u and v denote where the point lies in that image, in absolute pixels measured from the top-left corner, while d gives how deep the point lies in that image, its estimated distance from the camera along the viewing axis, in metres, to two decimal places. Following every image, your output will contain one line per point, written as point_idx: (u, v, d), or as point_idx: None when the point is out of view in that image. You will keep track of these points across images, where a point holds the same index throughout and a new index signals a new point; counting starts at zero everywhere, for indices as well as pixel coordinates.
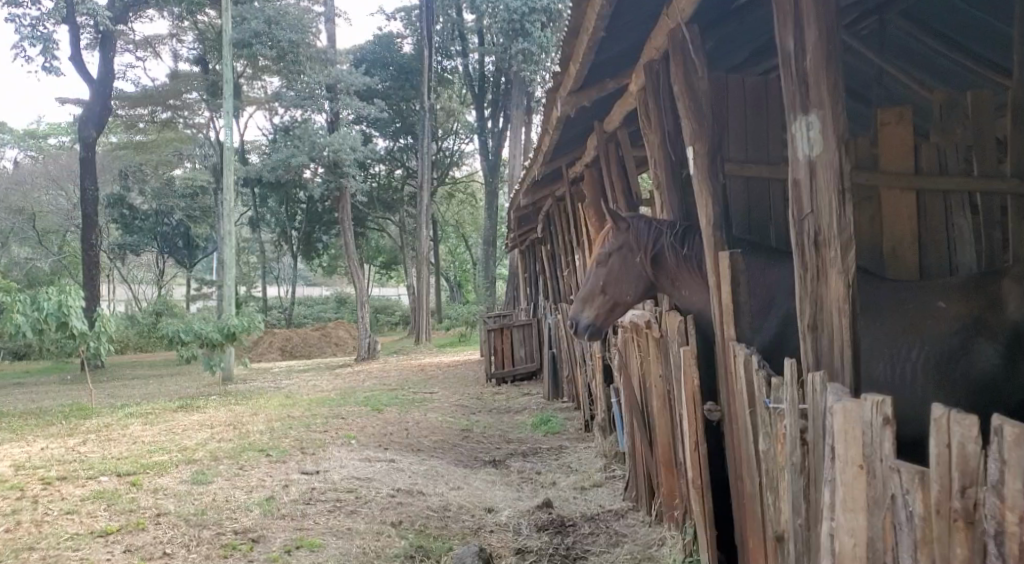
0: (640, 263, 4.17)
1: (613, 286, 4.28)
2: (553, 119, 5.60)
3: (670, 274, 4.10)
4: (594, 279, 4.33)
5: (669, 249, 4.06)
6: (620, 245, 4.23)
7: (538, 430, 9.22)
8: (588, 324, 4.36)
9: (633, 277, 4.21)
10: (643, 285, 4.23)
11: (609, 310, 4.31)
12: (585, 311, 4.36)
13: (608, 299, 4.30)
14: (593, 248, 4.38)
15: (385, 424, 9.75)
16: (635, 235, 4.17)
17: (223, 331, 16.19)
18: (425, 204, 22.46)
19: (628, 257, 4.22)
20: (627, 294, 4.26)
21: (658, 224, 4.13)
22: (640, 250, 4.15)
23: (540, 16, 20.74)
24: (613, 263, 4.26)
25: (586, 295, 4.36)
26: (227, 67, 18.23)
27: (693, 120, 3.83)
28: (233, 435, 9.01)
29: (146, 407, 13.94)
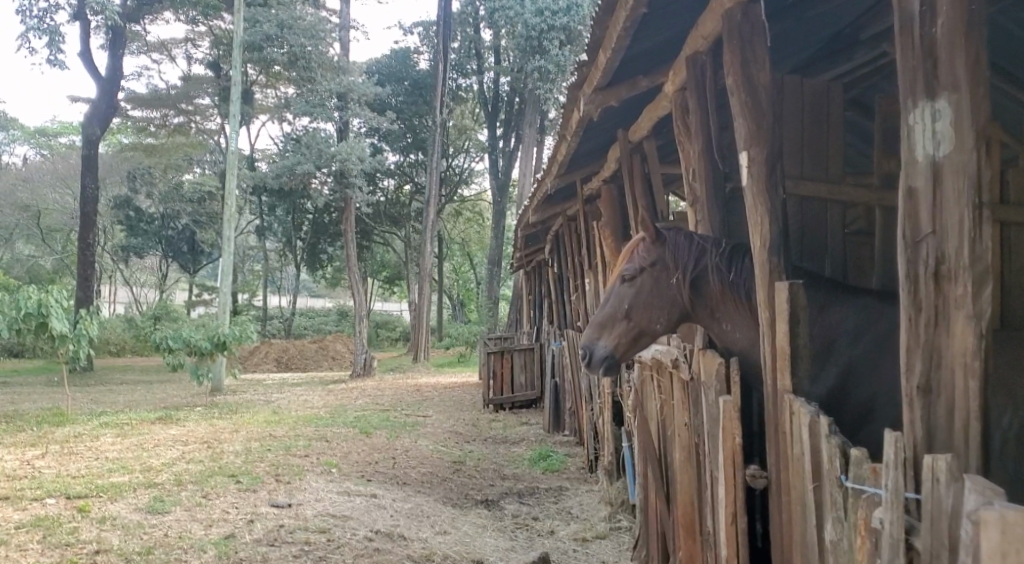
0: (674, 285, 3.47)
1: (640, 313, 3.53)
2: (574, 123, 4.92)
3: (713, 302, 3.41)
4: (616, 300, 3.58)
5: (712, 270, 3.39)
6: (650, 262, 3.52)
7: (536, 467, 8.48)
8: (603, 355, 3.57)
9: (665, 303, 3.50)
10: (676, 313, 3.51)
11: (630, 340, 3.55)
12: (599, 339, 3.59)
13: (632, 328, 3.54)
14: (616, 266, 3.65)
15: (372, 451, 9.01)
16: (673, 250, 3.47)
17: (213, 340, 15.48)
18: (432, 221, 21.76)
19: (659, 276, 3.51)
20: (656, 323, 3.52)
21: (700, 240, 3.45)
22: (679, 268, 3.44)
23: (559, 33, 19.96)
24: (642, 279, 3.53)
25: (602, 320, 3.60)
26: (236, 70, 17.64)
27: (751, 116, 3.15)
28: (207, 455, 8.29)
29: (125, 417, 13.24)
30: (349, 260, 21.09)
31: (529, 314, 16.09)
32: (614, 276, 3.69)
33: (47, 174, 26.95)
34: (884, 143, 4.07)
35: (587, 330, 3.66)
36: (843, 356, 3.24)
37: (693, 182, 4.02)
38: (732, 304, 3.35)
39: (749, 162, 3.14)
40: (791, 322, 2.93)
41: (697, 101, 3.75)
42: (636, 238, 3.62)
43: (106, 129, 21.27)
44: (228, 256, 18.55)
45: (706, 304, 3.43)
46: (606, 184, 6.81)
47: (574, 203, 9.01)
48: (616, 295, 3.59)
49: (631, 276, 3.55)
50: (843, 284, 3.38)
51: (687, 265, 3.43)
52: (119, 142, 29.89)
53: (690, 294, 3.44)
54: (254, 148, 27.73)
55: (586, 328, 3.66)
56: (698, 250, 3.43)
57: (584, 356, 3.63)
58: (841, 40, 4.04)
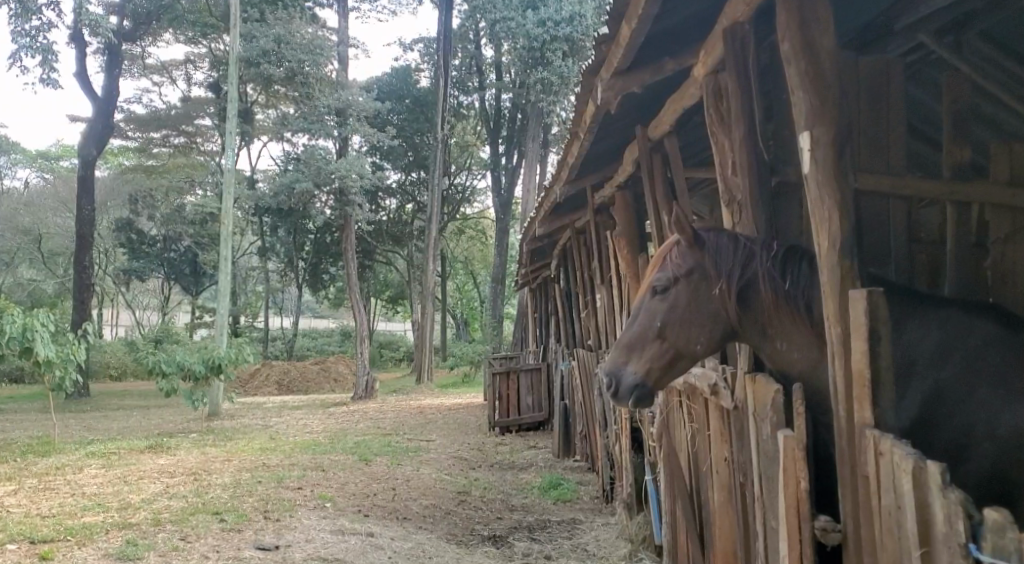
0: (716, 296, 2.85)
1: (676, 331, 2.91)
2: (587, 117, 4.41)
3: (763, 316, 2.79)
4: (647, 317, 2.96)
5: (762, 277, 2.78)
6: (686, 270, 2.90)
7: (546, 496, 7.86)
8: (632, 385, 2.96)
9: (706, 319, 2.88)
10: (720, 331, 2.88)
11: (661, 365, 2.94)
12: (627, 365, 2.99)
13: (666, 350, 2.92)
14: (646, 275, 3.04)
15: (371, 481, 8.40)
16: (713, 256, 2.86)
17: (207, 363, 14.88)
18: (434, 240, 21.18)
19: (697, 288, 2.89)
20: (695, 344, 2.90)
21: (746, 242, 2.84)
22: (722, 277, 2.82)
23: (562, 45, 19.43)
24: (679, 289, 2.91)
25: (630, 342, 2.99)
26: (232, 87, 17.16)
27: (812, 89, 2.56)
28: (192, 489, 7.68)
29: (114, 446, 12.64)
30: (349, 280, 20.48)
31: (534, 332, 15.52)
32: (644, 286, 3.09)
33: (48, 198, 26.51)
34: (954, 128, 3.52)
35: (611, 355, 3.07)
36: (926, 381, 2.67)
37: (734, 177, 3.47)
38: (788, 318, 2.74)
39: (808, 143, 2.57)
40: (872, 339, 2.38)
41: (736, 78, 3.22)
42: (671, 241, 3.01)
43: (102, 149, 20.70)
44: (225, 277, 18.01)
45: (757, 321, 2.80)
46: (621, 189, 6.24)
47: (583, 214, 8.44)
48: (647, 312, 2.98)
49: (664, 287, 2.94)
50: (921, 293, 2.83)
51: (731, 271, 2.82)
52: (119, 164, 29.45)
53: (734, 310, 2.83)
54: (254, 168, 27.20)
55: (612, 352, 3.06)
56: (745, 253, 2.82)
57: (608, 384, 3.02)
58: (881, 23, 3.63)
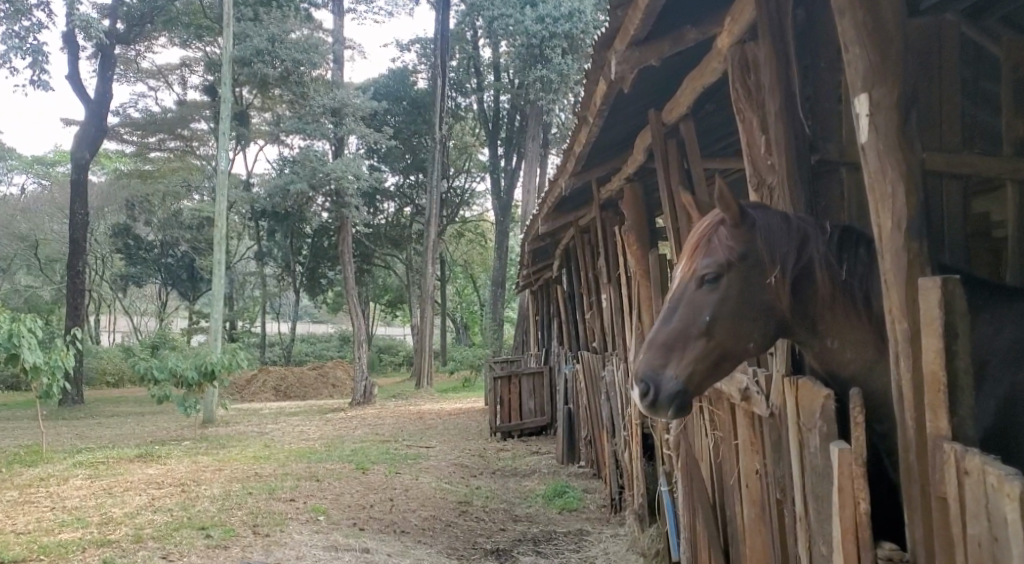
0: (768, 285, 2.43)
1: (726, 329, 2.44)
2: (599, 96, 4.05)
3: (817, 309, 2.42)
4: (690, 310, 2.47)
5: (818, 265, 2.42)
6: (740, 254, 2.43)
7: (551, 506, 7.48)
8: (674, 393, 2.45)
9: (760, 312, 2.44)
10: (773, 327, 2.46)
11: (708, 368, 2.46)
12: (664, 369, 2.48)
13: (712, 350, 2.45)
14: (683, 262, 2.56)
15: (367, 491, 8.01)
16: (767, 238, 2.42)
17: (201, 369, 14.44)
18: (433, 242, 20.76)
19: (750, 276, 2.43)
20: (747, 342, 2.45)
21: (800, 222, 2.45)
22: (778, 265, 2.41)
23: (561, 41, 19.00)
24: (732, 276, 2.43)
25: (668, 342, 2.48)
26: (226, 88, 16.77)
27: (870, 44, 2.19)
28: (178, 502, 7.28)
29: (105, 455, 12.24)
30: (347, 284, 20.03)
31: (537, 335, 15.13)
32: (676, 274, 2.60)
33: (45, 204, 26.22)
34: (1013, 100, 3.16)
35: (641, 357, 2.55)
36: (1001, 384, 2.29)
37: (766, 158, 3.11)
38: (843, 310, 2.41)
39: (867, 106, 2.20)
40: (948, 337, 2.01)
41: (771, 44, 2.92)
42: (709, 221, 2.54)
43: (96, 152, 20.29)
44: (220, 281, 17.62)
45: (810, 315, 2.43)
46: (630, 181, 5.87)
47: (587, 210, 8.08)
48: (689, 305, 2.49)
49: (711, 275, 2.45)
50: (989, 282, 2.47)
51: (784, 257, 2.42)
52: (115, 168, 29.10)
53: (789, 302, 2.43)
54: (251, 171, 26.81)
55: (643, 354, 2.54)
56: (801, 235, 2.43)
57: (641, 395, 2.48)
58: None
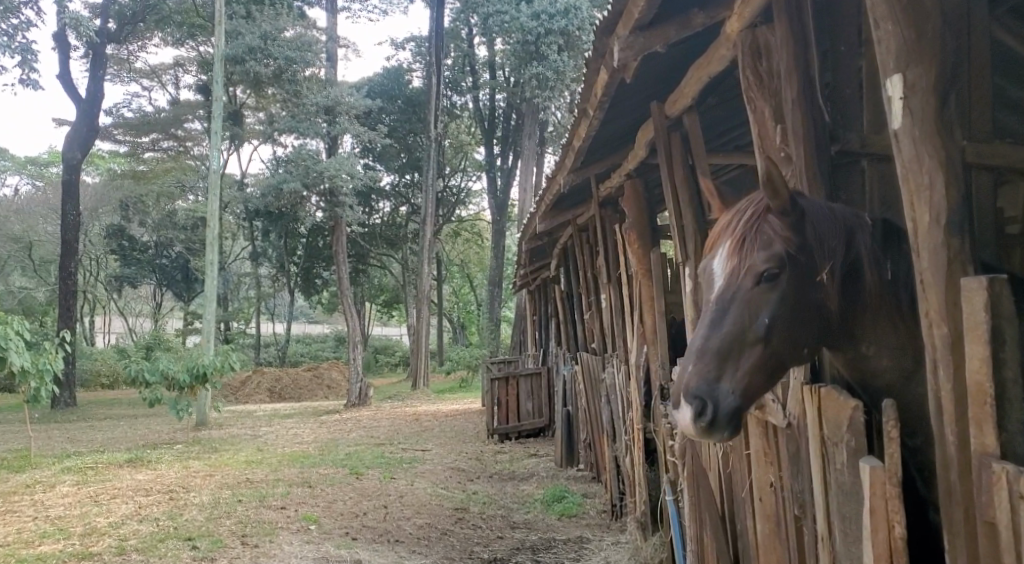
0: (819, 284, 2.19)
1: (784, 334, 2.18)
2: (600, 85, 3.83)
3: (861, 311, 2.23)
4: (743, 314, 2.19)
5: (865, 261, 2.23)
6: (796, 247, 2.16)
7: (549, 511, 7.26)
8: (732, 409, 2.16)
9: (814, 314, 2.20)
10: (822, 330, 2.23)
11: (762, 380, 2.20)
12: (719, 383, 2.19)
13: (768, 359, 2.19)
14: (725, 259, 2.27)
15: (361, 498, 7.79)
16: (820, 230, 2.18)
17: (193, 372, 14.19)
18: (429, 242, 20.52)
19: (805, 273, 2.18)
20: (802, 348, 2.22)
21: (844, 213, 2.24)
22: (832, 261, 2.18)
23: (557, 38, 18.79)
24: (788, 272, 2.17)
25: (721, 352, 2.20)
26: (218, 87, 16.51)
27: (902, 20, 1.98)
28: (166, 510, 7.06)
29: (95, 459, 11.99)
30: (342, 284, 19.78)
31: (534, 335, 14.94)
32: (716, 274, 2.31)
33: (38, 205, 26.06)
34: None
35: (687, 369, 2.24)
36: None
37: (779, 149, 2.92)
38: (883, 312, 2.24)
39: (901, 89, 1.99)
40: (994, 345, 1.80)
41: (786, 29, 2.74)
42: (751, 214, 2.27)
43: (87, 153, 20.00)
44: (213, 282, 17.39)
45: (853, 318, 2.24)
46: (631, 178, 5.66)
47: (586, 208, 7.87)
48: (741, 308, 2.20)
49: (767, 272, 2.18)
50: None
51: (833, 252, 2.18)
52: (108, 169, 28.81)
53: (836, 303, 2.20)
54: (245, 171, 26.52)
55: (692, 366, 2.23)
56: (848, 228, 2.21)
57: (695, 414, 2.16)
58: None
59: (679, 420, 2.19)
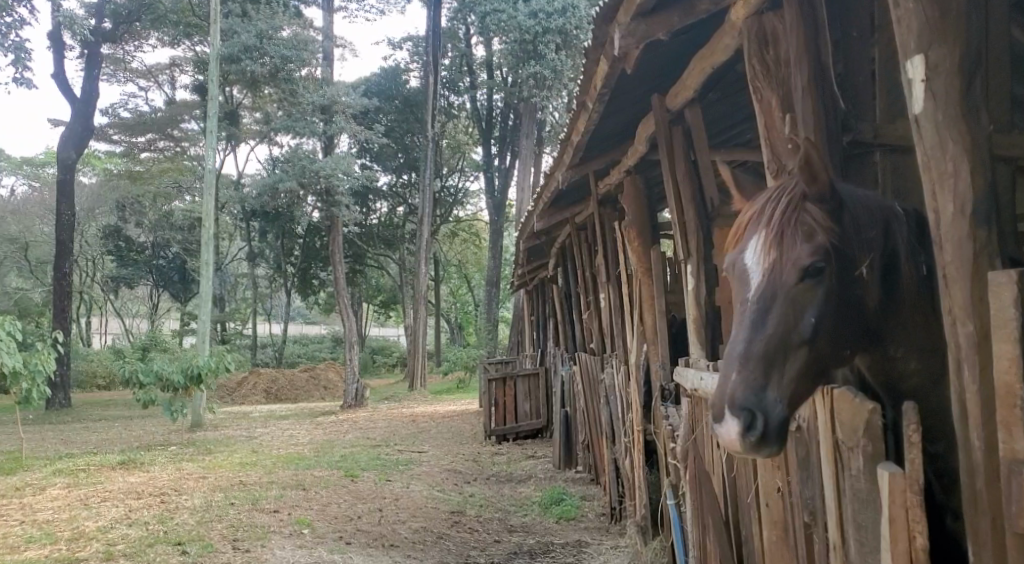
0: (859, 280, 2.11)
1: (830, 335, 2.08)
2: (600, 76, 3.72)
3: (899, 306, 2.18)
4: (787, 315, 2.06)
5: (901, 255, 2.18)
6: (839, 239, 2.08)
7: (548, 514, 7.14)
8: (783, 421, 2.01)
9: (855, 314, 2.11)
10: (859, 330, 2.14)
11: (807, 385, 2.08)
12: (766, 391, 2.04)
13: (812, 362, 2.07)
14: (761, 255, 2.13)
15: (356, 501, 7.67)
16: (859, 222, 2.13)
17: (187, 373, 14.05)
18: (426, 242, 20.37)
19: (848, 268, 2.09)
20: (843, 349, 2.12)
21: (877, 205, 2.19)
22: (870, 255, 2.12)
23: (555, 37, 18.66)
24: (832, 267, 2.07)
25: (766, 357, 2.05)
26: (214, 86, 16.37)
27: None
28: (156, 514, 6.92)
29: (87, 461, 11.85)
30: (338, 284, 19.63)
31: (531, 335, 14.82)
32: (750, 274, 2.15)
33: (34, 205, 25.91)
34: None
35: (730, 377, 2.06)
36: None
37: (785, 140, 2.81)
38: (919, 310, 2.20)
39: (921, 70, 1.88)
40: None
41: (797, 13, 2.63)
42: (784, 206, 2.14)
43: (82, 152, 19.86)
44: (208, 282, 17.24)
45: (892, 313, 2.18)
46: (629, 174, 5.54)
47: (585, 207, 7.75)
48: (785, 307, 2.07)
49: (813, 266, 2.05)
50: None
51: (872, 245, 2.14)
52: (104, 168, 28.66)
53: (875, 298, 2.14)
54: (241, 172, 26.37)
55: (735, 373, 2.06)
56: (885, 219, 2.17)
57: (744, 427, 1.99)
58: None
59: (726, 435, 2.00)
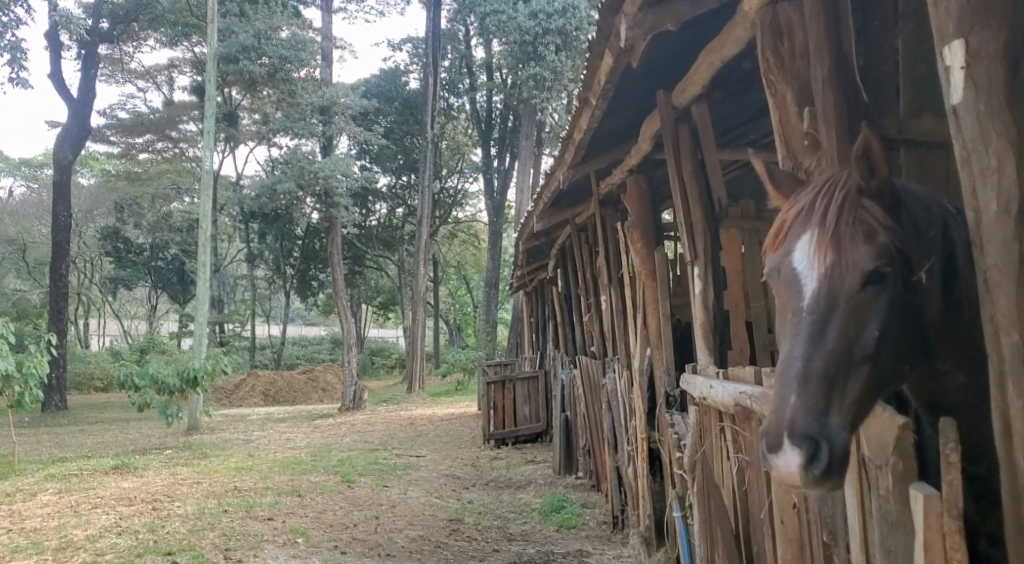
0: (917, 285, 1.97)
1: (892, 348, 1.92)
2: (604, 71, 3.57)
3: (955, 315, 2.06)
4: (849, 328, 1.87)
5: (958, 258, 2.08)
6: (903, 244, 1.92)
7: (548, 522, 6.96)
8: (848, 449, 1.81)
9: (912, 326, 1.96)
10: (917, 342, 1.99)
11: (867, 406, 1.89)
12: (829, 416, 1.82)
13: (871, 380, 1.90)
14: (817, 259, 1.92)
15: (352, 508, 7.50)
16: (917, 224, 1.99)
17: (183, 376, 13.87)
18: (425, 243, 20.20)
19: (909, 273, 1.93)
20: (902, 364, 1.96)
21: (930, 207, 2.06)
22: (929, 260, 1.99)
23: (555, 37, 18.50)
24: (894, 272, 1.90)
25: (828, 377, 1.84)
26: (211, 86, 16.22)
27: None
28: (147, 522, 6.75)
29: (81, 466, 11.69)
30: (337, 286, 19.44)
31: (531, 337, 14.65)
32: (805, 279, 1.93)
33: (32, 207, 25.78)
34: None
35: (786, 402, 1.85)
36: None
37: (803, 139, 2.67)
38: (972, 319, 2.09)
39: (962, 57, 1.75)
40: None
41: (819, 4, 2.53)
42: (838, 204, 1.95)
43: (79, 153, 19.71)
44: (204, 283, 17.06)
45: (952, 320, 2.06)
46: (632, 174, 5.38)
47: (586, 207, 7.58)
48: (846, 318, 1.88)
49: (876, 271, 1.87)
50: None
51: (931, 247, 2.01)
52: (102, 169, 28.52)
53: (936, 306, 2.01)
54: (240, 173, 26.21)
55: (794, 396, 1.84)
56: (942, 218, 2.05)
57: (805, 459, 1.77)
58: None
59: (783, 468, 1.77)
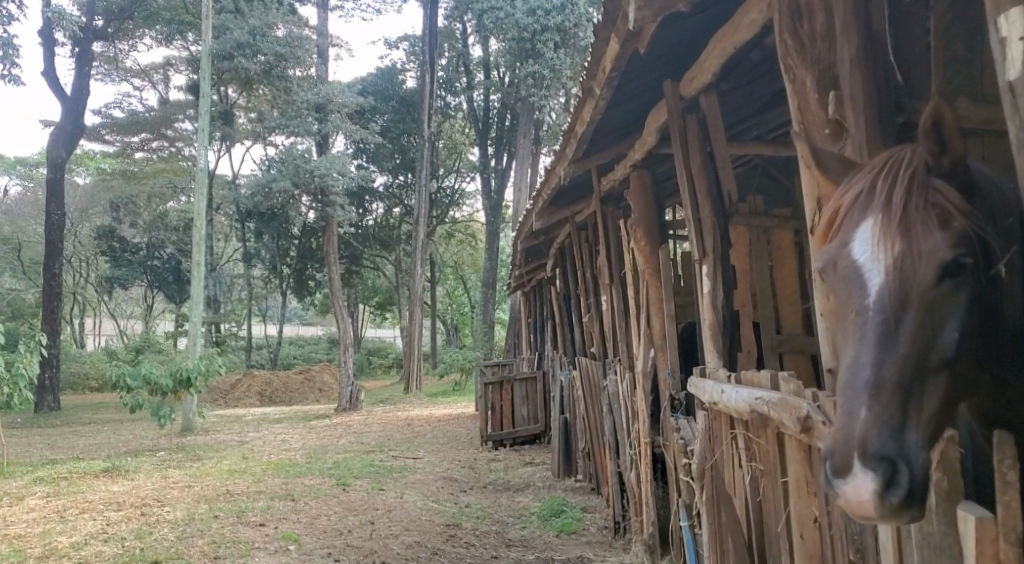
0: (994, 280, 1.82)
1: (969, 351, 1.76)
2: (610, 58, 3.41)
3: None
4: (922, 327, 1.71)
5: None
6: (982, 232, 1.77)
7: (548, 527, 6.78)
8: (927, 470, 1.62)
9: (987, 330, 1.80)
10: (991, 347, 1.84)
11: (941, 418, 1.73)
12: (906, 432, 1.64)
13: (945, 387, 1.74)
14: (883, 252, 1.77)
15: (347, 513, 7.32)
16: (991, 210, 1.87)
17: (176, 377, 13.64)
18: (422, 243, 19.97)
19: (982, 264, 1.78)
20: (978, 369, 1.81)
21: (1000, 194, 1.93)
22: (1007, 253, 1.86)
23: (553, 34, 18.23)
24: (973, 264, 1.75)
25: (903, 387, 1.67)
26: (205, 83, 15.98)
27: None
28: (135, 529, 6.56)
29: (73, 468, 11.49)
30: (333, 286, 19.22)
31: (529, 337, 14.45)
32: (868, 274, 1.77)
33: (28, 206, 25.57)
34: None
35: (855, 416, 1.66)
36: None
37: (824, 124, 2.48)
38: None
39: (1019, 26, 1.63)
40: None
41: None
42: (902, 186, 1.80)
43: (74, 152, 19.46)
44: (198, 283, 16.84)
45: None
46: (634, 169, 5.19)
47: (586, 204, 7.39)
48: (919, 315, 1.72)
49: (953, 261, 1.72)
50: None
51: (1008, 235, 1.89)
52: (97, 168, 28.31)
53: (1013, 302, 1.88)
54: (236, 172, 25.97)
55: (864, 409, 1.66)
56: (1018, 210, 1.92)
57: (882, 484, 1.58)
58: None
59: (854, 493, 1.59)
